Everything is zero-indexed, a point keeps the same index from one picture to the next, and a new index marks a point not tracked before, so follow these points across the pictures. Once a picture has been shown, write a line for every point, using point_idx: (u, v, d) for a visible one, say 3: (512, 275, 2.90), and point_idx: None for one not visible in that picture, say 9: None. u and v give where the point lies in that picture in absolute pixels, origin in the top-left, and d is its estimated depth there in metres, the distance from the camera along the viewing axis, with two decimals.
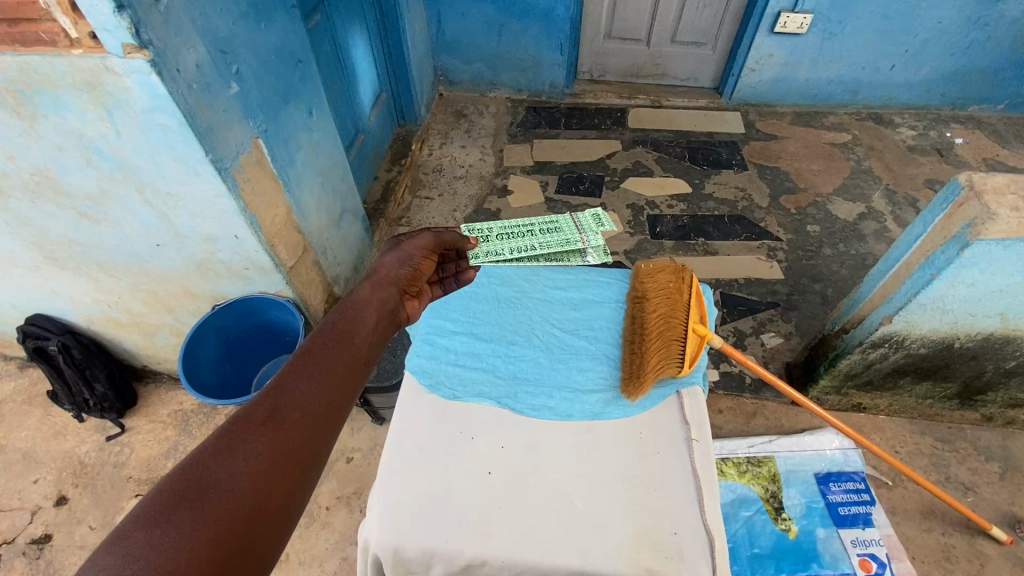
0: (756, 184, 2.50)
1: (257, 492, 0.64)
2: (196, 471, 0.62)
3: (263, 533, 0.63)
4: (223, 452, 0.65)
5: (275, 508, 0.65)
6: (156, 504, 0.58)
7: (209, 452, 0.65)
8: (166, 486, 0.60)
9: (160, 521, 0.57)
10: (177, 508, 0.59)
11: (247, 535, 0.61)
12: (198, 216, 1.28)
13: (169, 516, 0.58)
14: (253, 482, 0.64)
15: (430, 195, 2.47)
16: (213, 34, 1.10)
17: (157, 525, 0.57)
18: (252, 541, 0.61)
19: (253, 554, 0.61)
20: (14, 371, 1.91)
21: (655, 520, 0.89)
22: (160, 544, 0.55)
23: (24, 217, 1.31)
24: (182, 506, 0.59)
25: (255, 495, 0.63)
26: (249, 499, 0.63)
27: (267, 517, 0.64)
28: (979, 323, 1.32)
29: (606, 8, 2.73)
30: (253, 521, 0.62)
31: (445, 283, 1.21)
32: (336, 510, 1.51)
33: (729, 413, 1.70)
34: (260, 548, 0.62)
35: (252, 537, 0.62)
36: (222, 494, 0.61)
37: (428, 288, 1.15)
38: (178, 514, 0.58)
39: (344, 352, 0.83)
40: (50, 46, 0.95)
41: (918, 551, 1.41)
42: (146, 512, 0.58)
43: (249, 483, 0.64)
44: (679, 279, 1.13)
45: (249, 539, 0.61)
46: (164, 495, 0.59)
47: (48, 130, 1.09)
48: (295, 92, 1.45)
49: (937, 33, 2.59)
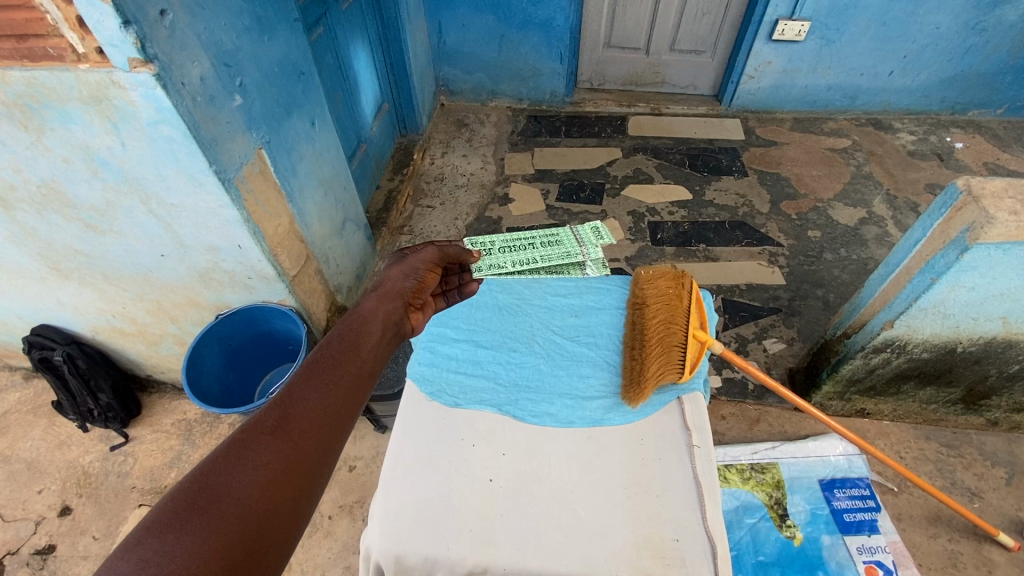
0: (757, 190, 2.50)
1: (267, 499, 0.64)
2: (207, 479, 0.63)
3: (273, 538, 0.63)
4: (233, 459, 0.65)
5: (284, 514, 0.65)
6: (168, 509, 0.59)
7: (220, 459, 0.65)
8: (178, 493, 0.61)
9: (173, 527, 0.58)
10: (189, 515, 0.59)
11: (257, 541, 0.61)
12: (201, 226, 1.29)
13: (181, 522, 0.58)
14: (262, 490, 0.64)
15: (431, 203, 2.48)
16: (218, 47, 1.12)
17: (170, 531, 0.57)
18: (261, 547, 0.62)
19: (263, 560, 0.62)
20: (19, 381, 1.92)
21: (656, 526, 0.89)
22: (172, 549, 0.56)
23: (30, 228, 1.33)
24: (194, 513, 0.59)
25: (264, 503, 0.64)
26: (260, 505, 0.63)
27: (277, 523, 0.64)
28: (980, 327, 1.32)
29: (605, 18, 2.76)
30: (264, 528, 0.63)
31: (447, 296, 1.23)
32: (339, 519, 1.51)
33: (731, 419, 1.69)
34: (269, 553, 0.62)
35: (261, 543, 0.62)
36: (234, 500, 0.62)
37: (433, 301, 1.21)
38: (190, 520, 0.59)
39: (350, 362, 0.84)
40: (59, 61, 0.98)
41: (925, 558, 1.39)
42: (159, 518, 0.58)
43: (259, 490, 0.64)
44: (679, 286, 1.13)
45: (258, 545, 0.61)
46: (177, 502, 0.60)
47: (55, 142, 1.11)
48: (298, 104, 1.48)
49: (935, 38, 2.61)
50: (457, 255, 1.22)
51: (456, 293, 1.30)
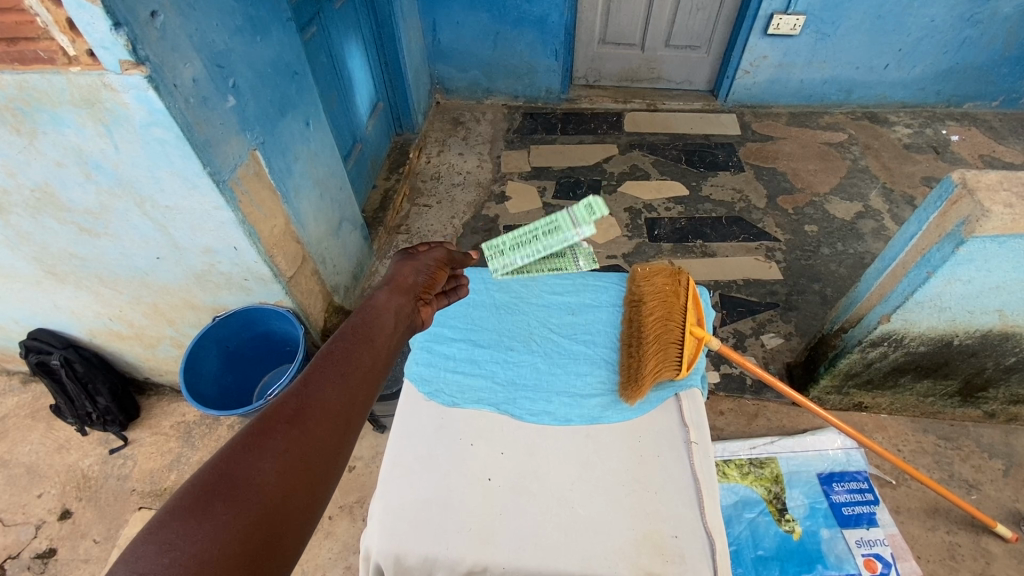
0: (753, 185, 2.51)
1: (286, 487, 0.64)
2: (227, 466, 0.63)
3: (291, 524, 0.63)
4: (252, 447, 0.65)
5: (302, 502, 0.65)
6: (190, 495, 0.59)
7: (238, 447, 0.65)
8: (198, 479, 0.61)
9: (196, 512, 0.58)
10: (210, 500, 0.59)
11: (276, 528, 0.61)
12: (197, 228, 1.29)
13: (202, 507, 0.58)
14: (281, 477, 0.64)
15: (428, 202, 2.48)
16: (210, 48, 1.11)
17: (192, 516, 0.57)
18: (280, 533, 0.62)
19: (282, 546, 0.62)
20: (17, 386, 1.92)
21: (656, 524, 0.89)
22: (194, 534, 0.56)
23: (25, 232, 1.33)
24: (215, 498, 0.60)
25: (282, 490, 0.64)
26: (278, 493, 0.63)
27: (295, 510, 0.64)
28: (977, 320, 1.32)
29: (600, 13, 2.75)
30: (282, 515, 0.63)
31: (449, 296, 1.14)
32: (339, 519, 1.51)
33: (730, 414, 1.70)
34: (288, 540, 0.62)
35: (280, 530, 0.62)
36: (253, 487, 0.62)
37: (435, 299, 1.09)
38: (210, 506, 0.59)
39: (364, 354, 0.83)
40: (49, 64, 0.97)
41: (923, 550, 1.40)
42: (181, 503, 0.59)
43: (278, 478, 0.64)
44: (676, 282, 1.12)
45: (277, 532, 0.61)
46: (197, 488, 0.60)
47: (47, 146, 1.10)
48: (292, 104, 1.47)
49: (930, 31, 2.60)
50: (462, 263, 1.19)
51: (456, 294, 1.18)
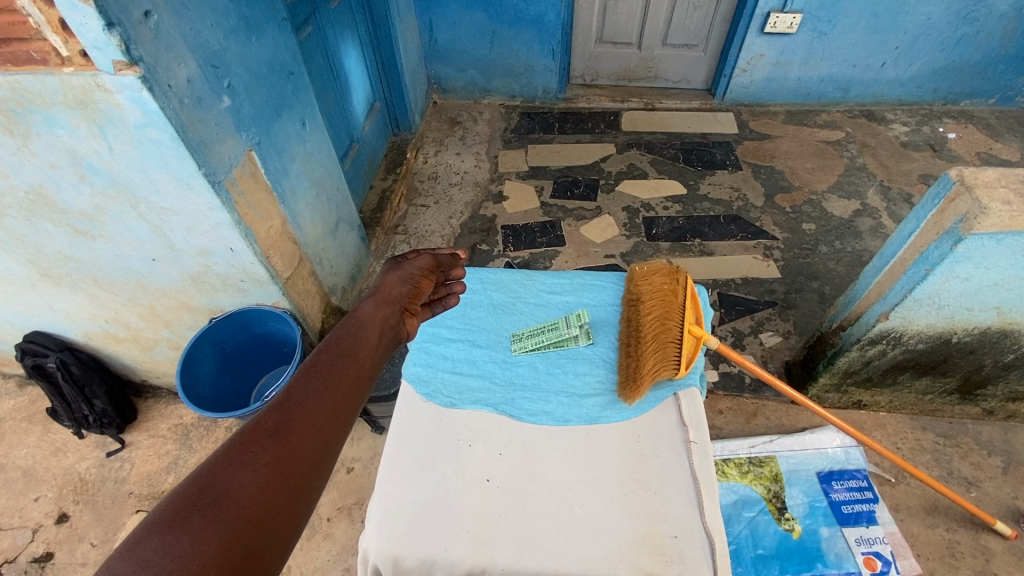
0: (751, 183, 2.51)
1: (267, 501, 0.63)
2: (207, 481, 0.62)
3: (271, 537, 0.63)
4: (233, 461, 0.65)
5: (283, 515, 0.64)
6: (170, 509, 0.58)
7: (220, 462, 0.64)
8: (179, 494, 0.60)
9: (175, 528, 0.57)
10: (190, 516, 0.58)
11: (256, 542, 0.61)
12: (192, 229, 1.28)
13: (182, 523, 0.57)
14: (261, 492, 0.63)
15: (425, 203, 2.48)
16: (204, 48, 1.11)
17: (171, 532, 0.57)
18: (260, 547, 0.61)
19: (262, 562, 0.61)
20: (14, 389, 1.91)
21: (655, 524, 0.89)
22: (173, 550, 0.55)
23: (20, 235, 1.32)
24: (195, 514, 0.59)
25: (264, 504, 0.63)
26: (259, 507, 0.63)
27: (275, 524, 0.63)
28: (976, 317, 1.32)
29: (597, 13, 2.76)
30: (263, 528, 0.62)
31: (434, 308, 1.11)
32: (337, 521, 1.50)
33: (729, 413, 1.70)
34: (269, 554, 0.62)
35: (260, 544, 0.61)
36: (233, 503, 0.61)
37: (421, 312, 1.06)
38: (190, 521, 0.58)
39: (348, 367, 0.82)
40: (42, 65, 0.96)
41: (923, 548, 1.40)
42: (160, 518, 0.58)
43: (259, 492, 0.63)
44: (673, 281, 1.10)
45: (257, 546, 0.61)
46: (176, 503, 0.59)
47: (41, 147, 1.10)
48: (288, 104, 1.46)
49: (927, 29, 2.61)
50: (451, 265, 1.18)
51: (443, 305, 1.15)
